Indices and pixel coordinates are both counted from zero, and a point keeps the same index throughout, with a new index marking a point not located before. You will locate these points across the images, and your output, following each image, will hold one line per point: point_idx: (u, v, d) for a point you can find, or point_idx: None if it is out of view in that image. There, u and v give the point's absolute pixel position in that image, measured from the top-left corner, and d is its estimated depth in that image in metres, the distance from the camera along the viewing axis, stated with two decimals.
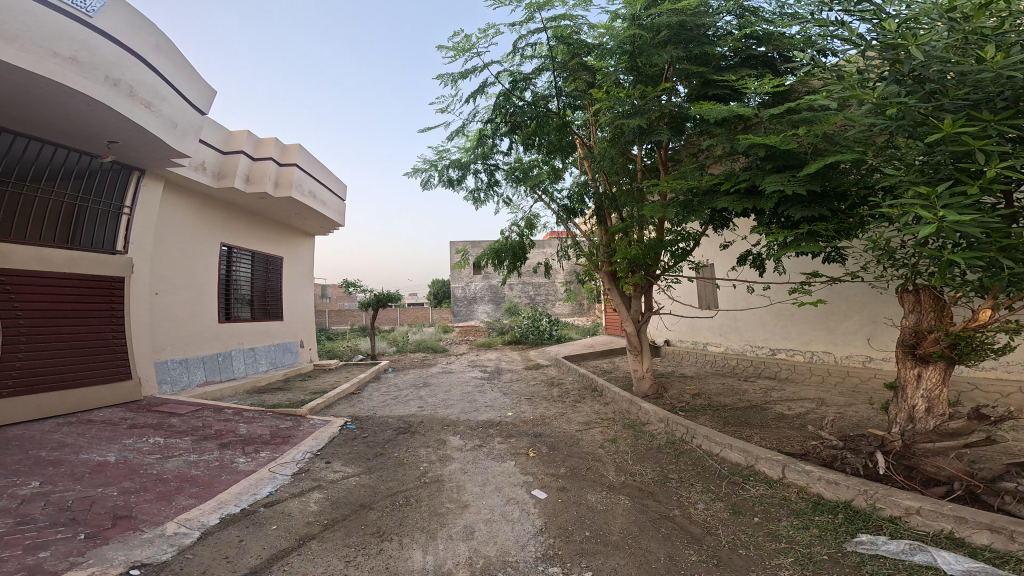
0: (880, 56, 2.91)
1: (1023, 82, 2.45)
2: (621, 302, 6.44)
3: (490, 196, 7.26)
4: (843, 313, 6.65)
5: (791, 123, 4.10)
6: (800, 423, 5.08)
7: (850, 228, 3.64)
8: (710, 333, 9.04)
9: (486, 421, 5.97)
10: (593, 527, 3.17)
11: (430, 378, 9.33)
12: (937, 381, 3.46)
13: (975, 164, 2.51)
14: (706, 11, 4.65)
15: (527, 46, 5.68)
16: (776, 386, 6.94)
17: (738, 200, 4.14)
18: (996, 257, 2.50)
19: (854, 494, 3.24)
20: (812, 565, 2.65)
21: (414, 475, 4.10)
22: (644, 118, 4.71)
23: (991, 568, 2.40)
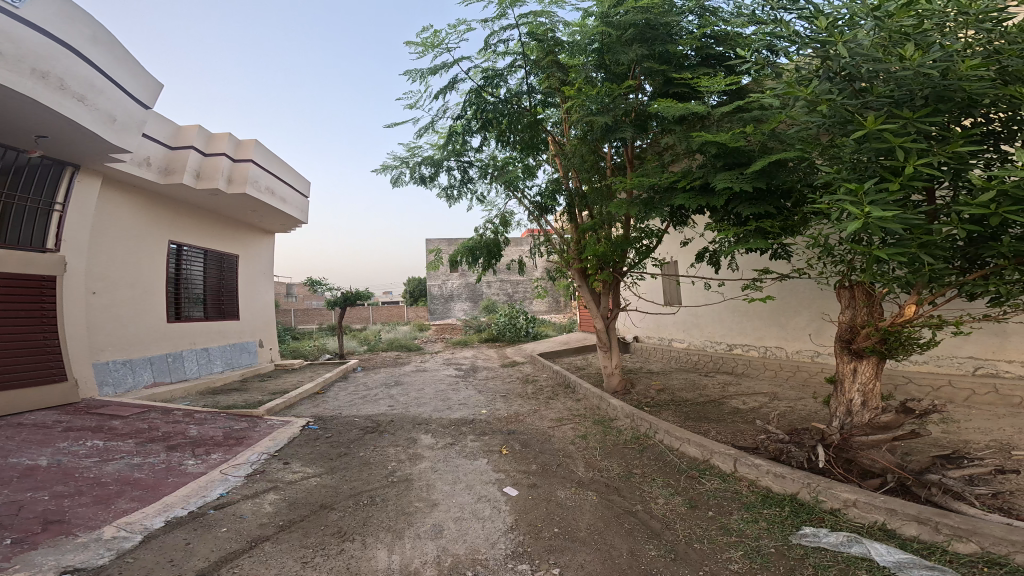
0: (815, 54, 3.06)
1: (941, 81, 2.64)
2: (591, 299, 6.51)
3: (463, 193, 7.19)
4: (793, 309, 6.88)
5: (742, 122, 4.21)
6: (753, 417, 5.25)
7: (794, 225, 3.78)
8: (675, 330, 9.21)
9: (459, 419, 5.94)
10: (562, 524, 3.20)
11: (402, 377, 9.23)
12: (871, 375, 3.61)
13: (896, 161, 2.67)
14: (669, 11, 4.72)
15: (500, 42, 5.66)
16: (733, 380, 7.16)
17: (695, 198, 4.23)
18: (917, 252, 2.66)
19: (799, 487, 3.36)
20: (760, 559, 2.73)
21: (381, 475, 4.05)
22: (611, 116, 4.76)
23: (921, 561, 2.52)
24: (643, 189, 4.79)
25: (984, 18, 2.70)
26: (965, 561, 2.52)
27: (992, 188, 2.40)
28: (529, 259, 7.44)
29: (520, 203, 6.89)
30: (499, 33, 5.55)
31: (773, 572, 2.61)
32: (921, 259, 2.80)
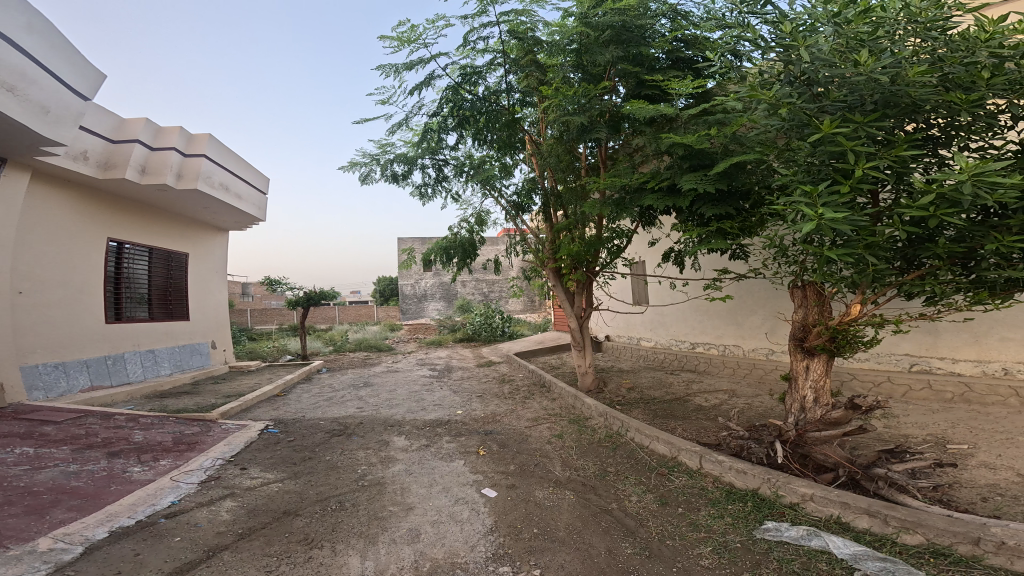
0: (778, 58, 3.18)
1: (890, 88, 2.79)
2: (565, 298, 6.54)
3: (437, 191, 7.11)
4: (749, 308, 7.14)
5: (706, 124, 4.31)
6: (715, 414, 5.41)
7: (751, 226, 3.91)
8: (642, 329, 9.37)
9: (433, 420, 5.87)
10: (541, 524, 3.20)
11: (372, 378, 9.06)
12: (822, 372, 3.77)
13: (848, 164, 2.80)
14: (644, 14, 4.80)
15: (479, 40, 5.62)
16: (696, 378, 7.36)
17: (662, 199, 4.33)
18: (863, 253, 2.81)
19: (760, 483, 3.48)
20: (729, 554, 2.81)
21: (350, 479, 3.96)
22: (587, 116, 4.82)
23: (874, 552, 2.65)
24: (615, 189, 4.86)
25: (931, 27, 2.86)
26: (913, 552, 2.66)
27: (933, 191, 2.53)
28: (505, 258, 7.43)
29: (497, 203, 6.84)
30: (478, 30, 5.51)
31: (740, 567, 2.69)
32: (866, 260, 2.95)
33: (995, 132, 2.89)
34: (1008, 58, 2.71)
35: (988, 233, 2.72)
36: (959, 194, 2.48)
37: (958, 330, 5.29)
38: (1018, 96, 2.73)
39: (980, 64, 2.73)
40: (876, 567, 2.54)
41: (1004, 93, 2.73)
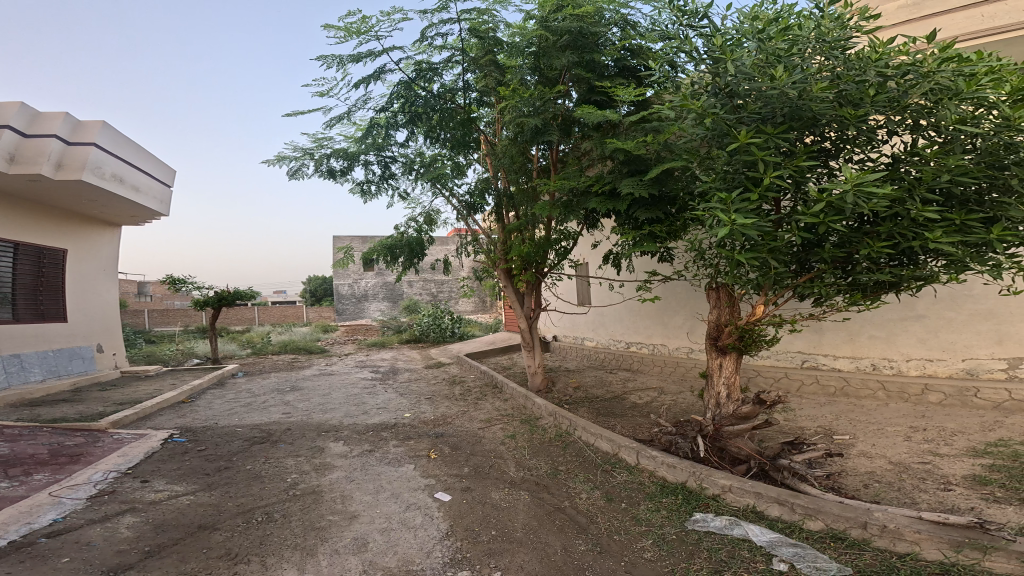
0: (708, 70, 3.37)
1: (798, 104, 3.04)
2: (516, 299, 6.55)
3: (381, 189, 6.89)
4: (673, 308, 7.52)
5: (644, 131, 4.48)
6: (648, 411, 5.62)
7: (677, 229, 4.09)
8: (585, 329, 9.57)
9: (378, 424, 5.69)
10: (498, 525, 3.20)
11: (301, 382, 8.64)
12: (732, 369, 4.01)
13: (758, 172, 3.05)
14: (599, 22, 4.92)
15: (438, 36, 5.52)
16: (630, 377, 7.60)
17: (606, 202, 4.47)
18: (765, 256, 3.05)
19: (687, 477, 3.66)
20: (667, 545, 2.94)
21: (279, 489, 3.75)
22: (542, 118, 4.92)
23: (788, 539, 2.85)
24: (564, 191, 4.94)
25: (835, 47, 3.13)
26: (816, 537, 2.89)
27: (824, 200, 2.83)
28: (455, 258, 7.28)
29: (448, 202, 6.71)
30: (438, 26, 5.40)
31: (677, 558, 2.83)
32: (769, 263, 3.21)
33: (877, 145, 3.18)
34: (891, 78, 3.02)
35: (864, 239, 3.04)
36: (844, 203, 2.77)
37: (838, 329, 5.86)
38: (895, 113, 3.02)
39: (869, 82, 3.02)
40: (789, 552, 2.74)
41: (884, 110, 3.02)
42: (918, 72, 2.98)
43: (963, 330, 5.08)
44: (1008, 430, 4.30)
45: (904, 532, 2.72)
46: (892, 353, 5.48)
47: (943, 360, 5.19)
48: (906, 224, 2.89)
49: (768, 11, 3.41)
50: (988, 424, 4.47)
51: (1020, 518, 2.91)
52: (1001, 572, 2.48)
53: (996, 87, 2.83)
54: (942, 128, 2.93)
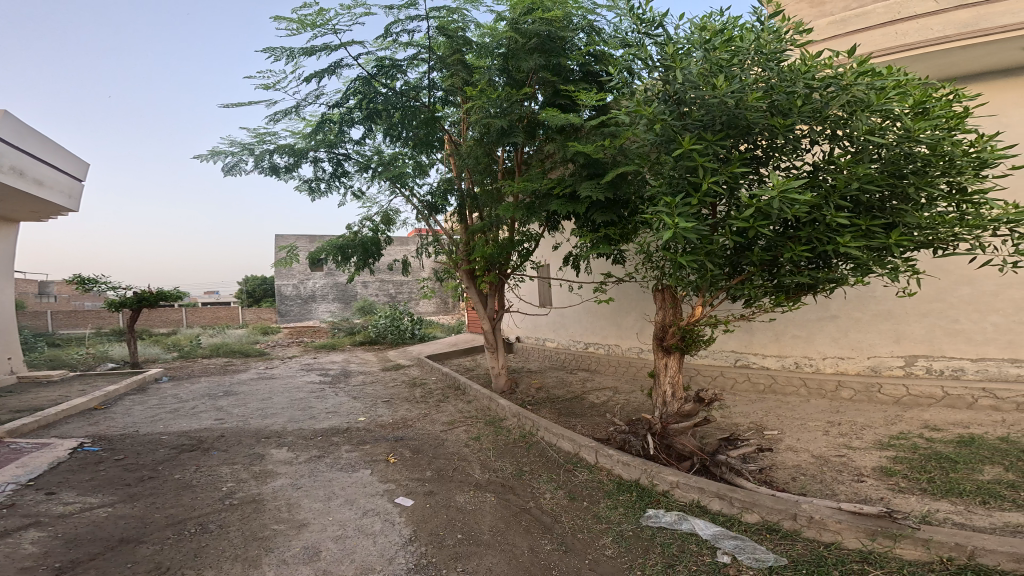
0: (660, 76, 3.49)
1: (736, 112, 3.19)
2: (479, 300, 6.53)
3: (333, 187, 6.73)
4: (624, 310, 7.72)
5: (603, 136, 4.55)
6: (604, 410, 5.71)
7: (630, 232, 4.20)
8: (545, 330, 9.64)
9: (329, 429, 5.54)
10: (464, 529, 3.18)
11: (235, 386, 8.27)
12: (675, 369, 4.14)
13: (698, 178, 3.21)
14: (567, 26, 4.96)
15: (403, 32, 5.42)
16: (589, 377, 7.71)
17: (566, 204, 4.52)
18: (703, 259, 3.21)
19: (640, 474, 3.76)
20: (625, 542, 3.01)
21: (214, 498, 3.59)
22: (508, 120, 4.95)
23: (731, 533, 2.98)
24: (527, 193, 4.99)
25: (770, 59, 3.28)
26: (753, 529, 3.03)
27: (752, 206, 2.97)
28: (414, 258, 7.14)
29: (408, 201, 6.62)
30: (404, 22, 5.32)
31: (635, 554, 2.89)
32: (706, 266, 3.37)
33: (801, 153, 3.36)
34: (815, 90, 3.18)
35: (787, 244, 3.22)
36: (770, 208, 2.94)
37: (765, 329, 6.19)
38: (817, 123, 3.21)
39: (796, 93, 3.19)
40: (731, 545, 2.86)
41: (810, 120, 3.20)
42: (838, 84, 3.14)
43: (867, 329, 5.52)
44: (909, 423, 4.68)
45: (827, 522, 2.88)
46: (810, 352, 5.87)
47: (853, 359, 5.60)
48: (822, 230, 3.08)
49: (717, 23, 3.55)
50: (891, 418, 4.86)
51: (922, 507, 3.14)
52: (908, 558, 2.64)
53: (902, 101, 3.05)
54: (855, 138, 3.12)
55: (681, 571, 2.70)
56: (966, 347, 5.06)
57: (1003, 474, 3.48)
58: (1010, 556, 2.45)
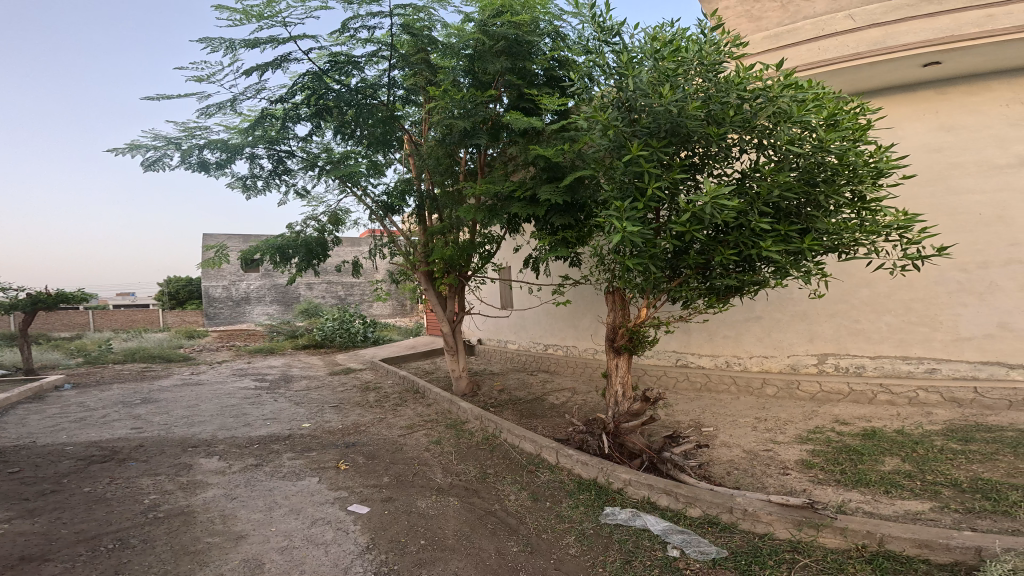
0: (613, 83, 3.60)
1: (678, 120, 3.34)
2: (437, 302, 6.46)
3: (275, 184, 6.51)
4: (581, 312, 7.83)
5: (564, 140, 4.62)
6: (564, 411, 5.78)
7: (586, 235, 4.26)
8: (506, 332, 9.64)
9: (266, 436, 5.35)
10: (427, 534, 3.13)
11: (154, 394, 7.81)
12: (625, 369, 4.22)
13: (643, 183, 3.33)
14: (533, 30, 5.01)
15: (363, 28, 5.31)
16: (550, 378, 7.76)
17: (526, 208, 4.57)
18: (646, 262, 3.34)
19: (597, 473, 3.82)
20: (588, 540, 3.05)
21: (136, 511, 3.39)
22: (470, 122, 4.94)
23: (680, 527, 3.08)
24: (489, 195, 5.00)
25: (710, 70, 3.43)
26: (696, 523, 3.15)
27: (688, 211, 3.11)
28: (366, 259, 6.93)
29: (361, 201, 6.47)
30: (364, 18, 5.21)
31: (596, 551, 2.94)
32: (650, 269, 3.50)
33: (732, 161, 3.51)
34: (746, 101, 3.36)
35: (717, 248, 3.38)
36: (703, 213, 3.09)
37: (700, 330, 6.43)
38: (746, 133, 3.39)
39: (730, 104, 3.35)
40: (679, 539, 2.96)
41: (740, 129, 3.37)
42: (766, 95, 3.35)
43: (788, 329, 5.88)
44: (822, 418, 5.01)
45: (759, 514, 3.03)
46: (739, 352, 6.15)
47: (775, 357, 5.95)
48: (746, 235, 3.27)
49: (667, 33, 3.67)
50: (807, 413, 5.19)
51: (837, 497, 3.35)
52: (830, 547, 2.80)
53: (818, 113, 3.27)
54: (777, 147, 3.31)
55: (636, 567, 2.76)
56: (868, 345, 5.50)
57: (901, 464, 3.76)
58: (912, 542, 2.65)
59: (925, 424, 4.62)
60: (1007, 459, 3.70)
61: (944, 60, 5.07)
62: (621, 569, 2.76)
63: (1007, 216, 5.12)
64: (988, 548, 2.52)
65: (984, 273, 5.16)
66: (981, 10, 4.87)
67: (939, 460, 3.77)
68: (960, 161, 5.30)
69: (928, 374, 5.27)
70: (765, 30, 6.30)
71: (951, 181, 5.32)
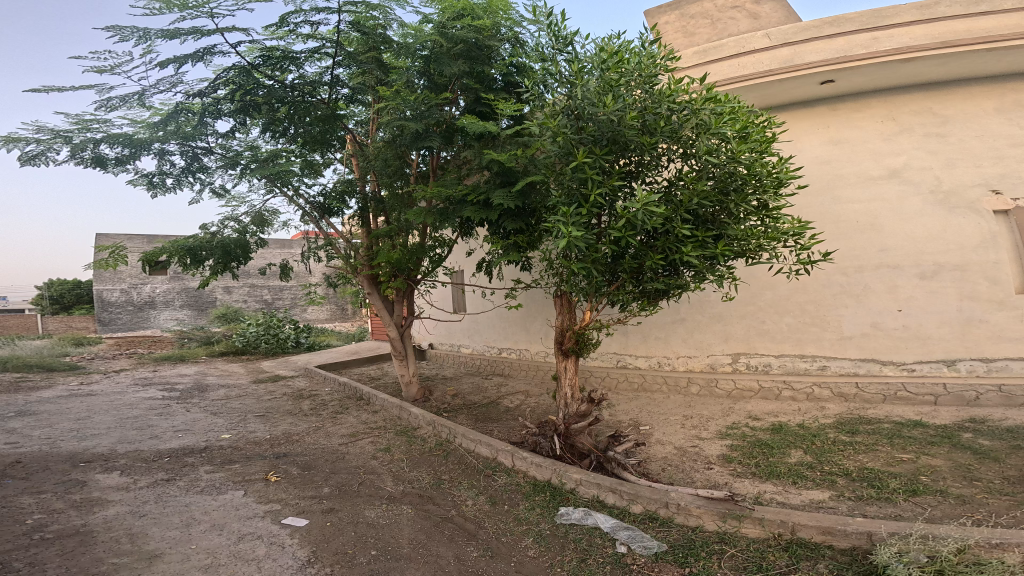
0: (564, 91, 3.71)
1: (615, 129, 3.49)
2: (382, 306, 6.33)
3: (192, 182, 6.21)
4: (532, 315, 7.91)
5: (518, 145, 4.67)
6: (519, 414, 5.82)
7: (537, 239, 4.35)
8: (459, 336, 9.55)
9: (178, 449, 5.06)
10: (379, 544, 3.07)
11: (36, 405, 7.13)
12: (573, 372, 4.30)
13: (587, 189, 3.45)
14: (494, 35, 5.02)
15: (305, 23, 5.16)
16: (504, 382, 7.77)
17: (479, 211, 4.55)
18: (589, 266, 3.45)
19: (551, 474, 3.87)
20: (545, 541, 3.08)
21: (24, 532, 3.12)
22: (422, 124, 4.87)
23: (628, 524, 3.16)
24: (440, 198, 4.97)
25: (647, 82, 3.56)
26: (639, 519, 3.24)
27: (624, 218, 3.26)
28: (297, 262, 6.71)
29: (293, 202, 6.28)
30: (307, 13, 5.07)
31: (554, 552, 2.97)
32: (593, 273, 3.62)
33: (661, 169, 3.66)
34: (675, 112, 3.51)
35: (648, 253, 3.53)
36: (636, 219, 3.23)
37: (635, 332, 6.64)
38: (674, 143, 3.56)
39: (662, 115, 3.49)
40: (625, 535, 3.04)
41: (668, 139, 3.54)
42: (691, 107, 3.50)
43: (706, 330, 6.19)
44: (737, 414, 5.29)
45: (690, 508, 3.16)
46: (668, 352, 6.40)
47: (697, 357, 6.23)
48: (670, 241, 3.45)
49: (615, 45, 3.72)
50: (726, 409, 5.50)
51: (755, 489, 3.54)
52: (751, 536, 2.97)
53: (731, 126, 3.44)
54: (698, 157, 3.49)
55: (591, 565, 2.81)
56: (773, 344, 5.89)
57: (803, 456, 4.05)
58: (819, 529, 2.85)
59: (820, 417, 5.00)
60: (886, 449, 4.06)
61: (838, 79, 5.49)
62: (577, 568, 2.79)
63: (879, 224, 5.61)
64: (878, 533, 2.76)
65: (858, 277, 5.64)
66: (870, 32, 5.29)
67: (833, 451, 4.09)
68: (843, 173, 5.77)
69: (819, 370, 5.71)
70: (696, 44, 6.76)
71: (837, 191, 5.78)
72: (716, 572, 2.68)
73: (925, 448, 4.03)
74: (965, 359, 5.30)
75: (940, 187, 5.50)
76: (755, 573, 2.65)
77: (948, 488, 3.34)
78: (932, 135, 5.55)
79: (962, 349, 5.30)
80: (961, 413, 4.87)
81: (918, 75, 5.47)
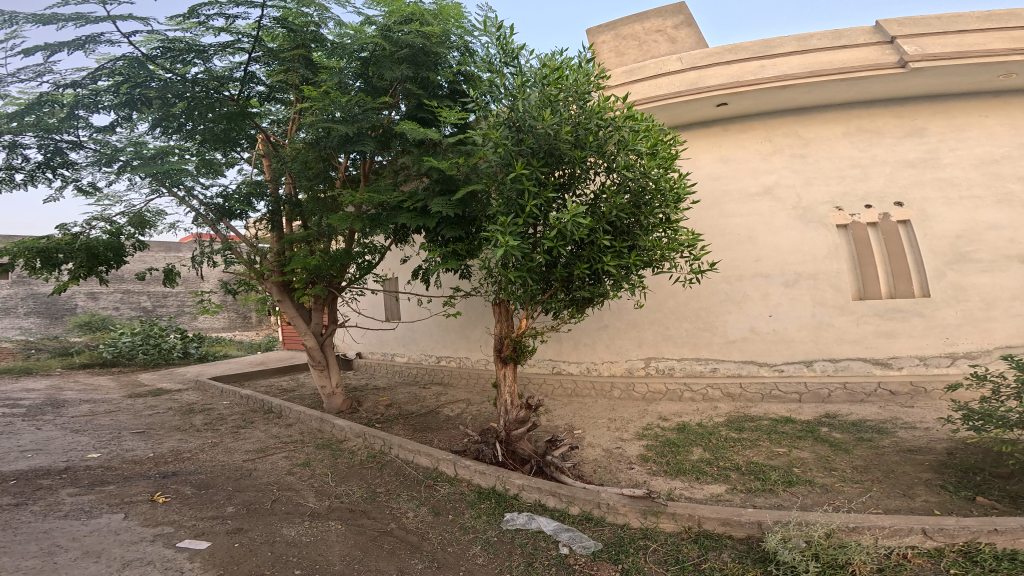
0: (507, 102, 3.76)
1: (546, 142, 3.58)
2: (297, 313, 6.09)
3: (55, 178, 5.68)
4: (471, 323, 7.92)
5: (461, 153, 4.67)
6: (460, 422, 5.78)
7: (476, 247, 4.33)
8: (394, 344, 9.34)
9: (33, 471, 4.57)
10: (301, 564, 2.93)
11: None
12: (512, 378, 4.32)
13: (524, 200, 3.52)
14: (442, 42, 4.99)
15: (219, 16, 4.92)
16: (442, 390, 7.70)
17: (416, 218, 4.51)
18: (524, 273, 3.52)
19: (494, 482, 3.86)
20: (493, 548, 3.07)
21: None
22: (352, 127, 4.75)
23: (568, 526, 3.22)
24: (373, 203, 4.85)
25: (582, 98, 3.67)
26: (575, 520, 3.31)
27: (556, 228, 3.34)
28: (188, 267, 6.29)
29: (184, 203, 5.94)
30: (222, 6, 4.83)
31: (502, 558, 2.97)
32: (528, 281, 3.69)
33: (586, 182, 3.78)
34: (603, 129, 3.65)
35: (576, 263, 3.65)
36: (566, 229, 3.33)
37: (567, 339, 6.80)
38: (600, 158, 3.69)
39: (592, 130, 3.61)
40: (566, 536, 3.10)
41: (596, 155, 3.67)
42: (614, 124, 3.65)
43: (620, 337, 6.44)
44: (649, 415, 5.52)
45: (617, 507, 3.27)
46: (596, 358, 6.57)
47: (618, 362, 6.44)
48: (593, 252, 3.58)
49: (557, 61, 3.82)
50: (640, 411, 5.72)
51: (667, 485, 3.71)
52: (667, 531, 3.13)
53: (643, 142, 3.62)
54: (616, 171, 3.64)
55: (537, 567, 2.84)
56: (675, 348, 6.20)
57: (703, 453, 4.29)
58: (719, 520, 3.04)
59: (714, 416, 5.31)
60: (765, 444, 4.37)
61: (731, 103, 5.90)
62: (524, 571, 2.81)
63: (756, 236, 6.07)
64: (766, 521, 2.95)
65: (739, 285, 6.06)
66: (757, 61, 5.78)
67: (725, 447, 4.36)
68: (729, 189, 6.22)
69: (711, 372, 6.07)
70: (625, 64, 7.12)
71: (723, 206, 6.22)
72: (645, 569, 2.77)
73: (794, 442, 4.38)
74: (819, 359, 5.79)
75: (800, 203, 6.04)
76: (672, 566, 2.78)
77: (814, 478, 3.63)
78: (797, 156, 6.08)
79: (816, 350, 5.80)
80: (819, 408, 5.35)
81: (796, 102, 5.99)
